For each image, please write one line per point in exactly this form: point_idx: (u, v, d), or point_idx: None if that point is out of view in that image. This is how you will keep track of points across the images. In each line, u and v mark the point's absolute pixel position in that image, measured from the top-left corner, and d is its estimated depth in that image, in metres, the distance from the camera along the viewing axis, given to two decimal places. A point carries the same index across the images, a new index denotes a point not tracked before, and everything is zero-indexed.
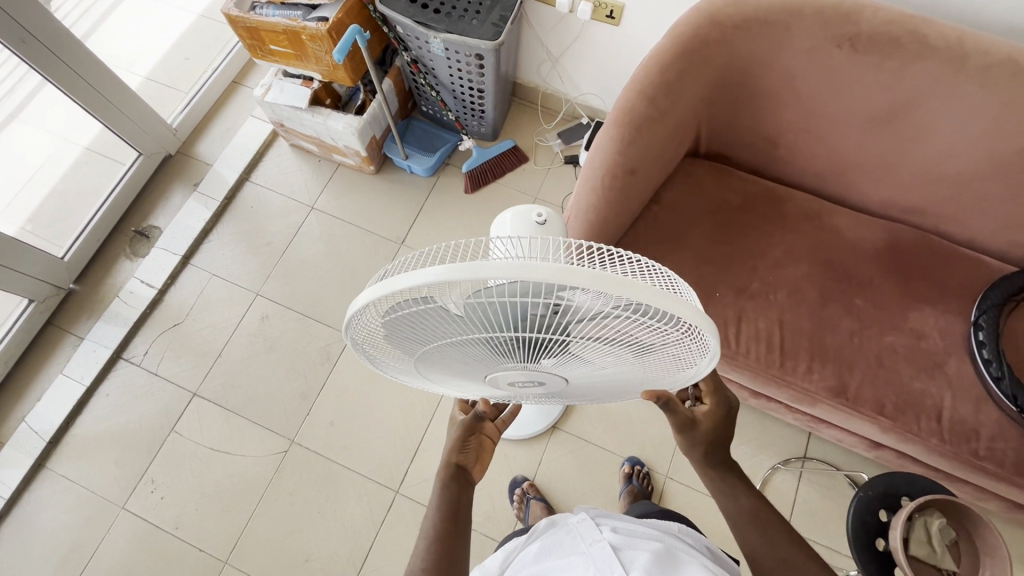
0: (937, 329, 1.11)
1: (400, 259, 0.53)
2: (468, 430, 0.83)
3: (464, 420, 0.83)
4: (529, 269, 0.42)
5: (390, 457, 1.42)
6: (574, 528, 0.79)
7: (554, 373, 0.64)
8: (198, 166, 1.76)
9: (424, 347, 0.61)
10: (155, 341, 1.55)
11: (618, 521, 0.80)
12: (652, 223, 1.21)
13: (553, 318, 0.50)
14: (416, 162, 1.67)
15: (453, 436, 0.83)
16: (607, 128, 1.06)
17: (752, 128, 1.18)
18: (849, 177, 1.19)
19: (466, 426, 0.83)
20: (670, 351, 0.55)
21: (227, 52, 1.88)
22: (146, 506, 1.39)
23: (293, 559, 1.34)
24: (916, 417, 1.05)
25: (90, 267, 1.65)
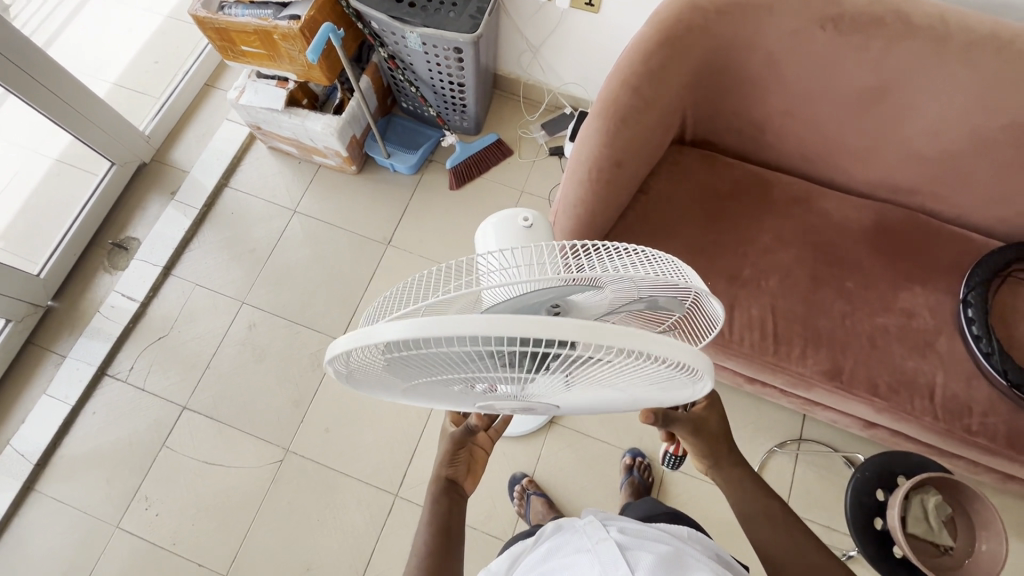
0: (928, 307, 1.11)
1: (392, 285, 0.53)
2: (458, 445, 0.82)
3: (453, 433, 0.82)
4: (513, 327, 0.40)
5: (387, 461, 1.41)
6: (580, 527, 0.78)
7: (548, 397, 0.63)
8: (174, 174, 1.72)
9: (415, 378, 0.59)
10: (141, 355, 1.51)
11: (624, 522, 0.79)
12: (641, 214, 1.20)
13: (543, 357, 0.48)
14: (398, 160, 1.64)
15: (443, 450, 0.82)
16: (592, 120, 1.04)
17: (738, 113, 1.17)
18: (836, 159, 1.18)
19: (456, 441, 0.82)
20: (664, 379, 0.54)
21: (197, 54, 1.83)
22: (141, 523, 1.36)
23: (295, 569, 1.32)
24: (910, 396, 1.06)
25: (68, 283, 1.60)
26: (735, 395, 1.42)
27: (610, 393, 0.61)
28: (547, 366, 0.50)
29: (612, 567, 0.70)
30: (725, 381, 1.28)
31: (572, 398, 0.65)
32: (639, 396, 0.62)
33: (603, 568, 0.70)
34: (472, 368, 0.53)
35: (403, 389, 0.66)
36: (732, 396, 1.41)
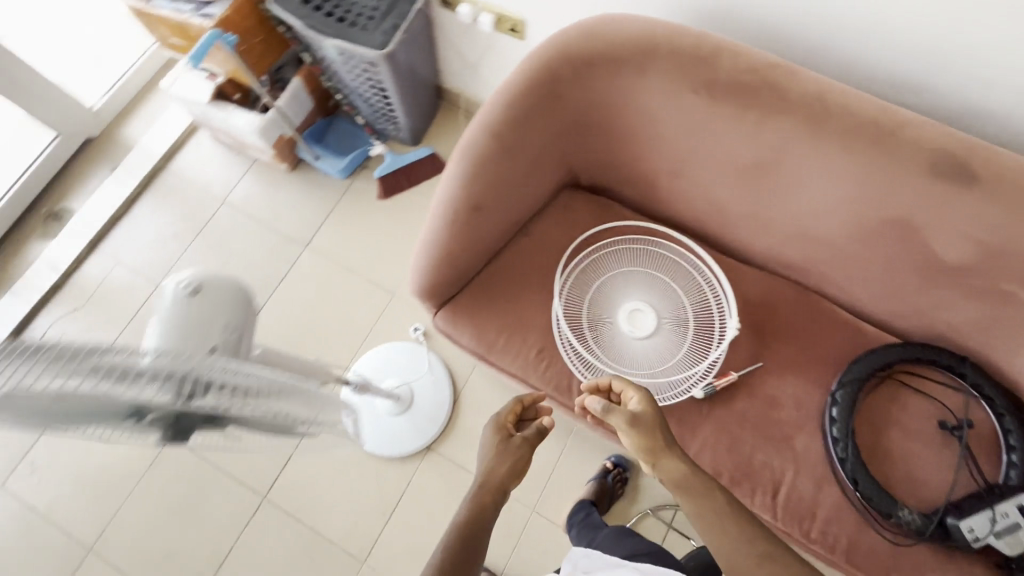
0: (793, 398, 1.04)
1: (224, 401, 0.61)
2: (521, 451, 0.90)
3: (498, 428, 0.92)
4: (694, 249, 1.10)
5: (262, 460, 1.44)
6: None
7: (650, 352, 1.08)
8: (120, 150, 1.76)
9: (600, 311, 1.11)
10: (57, 322, 1.57)
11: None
12: (516, 257, 1.14)
13: (671, 294, 1.11)
14: (327, 165, 1.63)
15: (508, 462, 0.88)
16: (456, 160, 1.00)
17: (627, 167, 1.11)
18: (728, 226, 1.11)
19: (512, 470, 0.88)
20: (707, 360, 1.04)
21: (142, 53, 1.80)
22: (25, 486, 1.43)
23: (156, 554, 1.38)
24: (753, 490, 1.00)
25: (5, 243, 1.66)
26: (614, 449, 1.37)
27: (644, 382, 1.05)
28: (655, 308, 1.10)
29: None
30: None
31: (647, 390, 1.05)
32: (675, 385, 1.04)
33: None
34: (628, 309, 1.10)
35: (569, 352, 1.06)
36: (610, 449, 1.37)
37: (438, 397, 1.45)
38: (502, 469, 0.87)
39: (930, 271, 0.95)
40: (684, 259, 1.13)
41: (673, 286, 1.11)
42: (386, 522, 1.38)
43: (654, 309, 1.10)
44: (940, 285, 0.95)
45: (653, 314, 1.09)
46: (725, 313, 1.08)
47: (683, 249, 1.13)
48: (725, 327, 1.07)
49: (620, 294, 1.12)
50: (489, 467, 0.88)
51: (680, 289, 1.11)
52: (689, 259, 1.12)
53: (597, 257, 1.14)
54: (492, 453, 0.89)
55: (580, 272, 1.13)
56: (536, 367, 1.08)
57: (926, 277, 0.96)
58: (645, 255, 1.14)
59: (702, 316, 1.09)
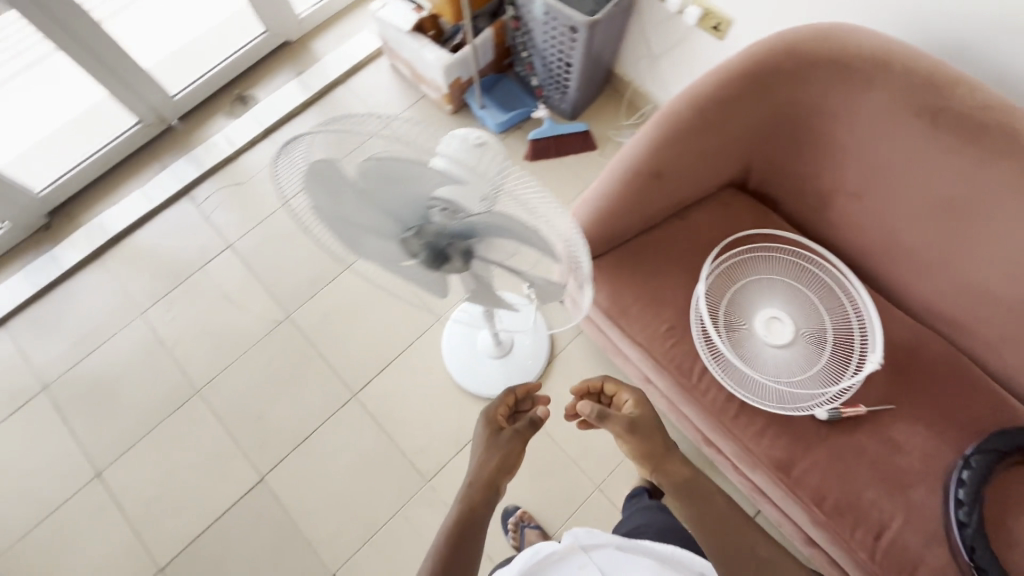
0: (920, 450, 1.00)
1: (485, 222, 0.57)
2: (511, 445, 0.92)
3: (489, 424, 0.95)
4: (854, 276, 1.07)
5: (360, 362, 1.53)
6: None
7: (775, 362, 1.08)
8: (308, 58, 1.93)
9: (739, 307, 1.11)
10: (219, 190, 1.75)
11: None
12: (668, 237, 1.16)
13: (814, 313, 1.10)
14: (489, 116, 1.73)
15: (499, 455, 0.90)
16: (650, 125, 1.04)
17: (806, 180, 1.11)
18: (894, 264, 1.08)
19: (504, 462, 0.90)
20: (837, 386, 1.01)
21: None
22: (159, 320, 1.60)
23: (250, 414, 1.50)
24: (855, 525, 0.97)
25: (195, 112, 1.87)
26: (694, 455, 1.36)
27: (764, 386, 1.05)
28: (794, 323, 1.09)
29: None
30: (684, 432, 1.25)
31: (765, 396, 1.05)
32: (796, 400, 1.04)
33: None
34: (768, 314, 1.10)
35: (699, 335, 1.08)
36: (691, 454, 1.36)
37: (535, 355, 1.49)
38: (492, 462, 0.89)
39: None
40: (838, 284, 1.11)
41: (819, 307, 1.10)
42: (456, 453, 1.44)
43: (794, 323, 1.09)
44: None
45: (791, 328, 1.08)
46: (868, 347, 1.05)
47: (840, 273, 1.11)
48: (864, 361, 1.04)
49: (763, 298, 1.12)
50: (479, 463, 0.89)
51: (825, 312, 1.10)
52: (843, 285, 1.10)
53: (751, 256, 1.15)
54: (482, 446, 0.92)
55: (729, 265, 1.14)
56: (661, 342, 1.10)
57: None
58: (797, 269, 1.14)
59: (841, 343, 1.07)
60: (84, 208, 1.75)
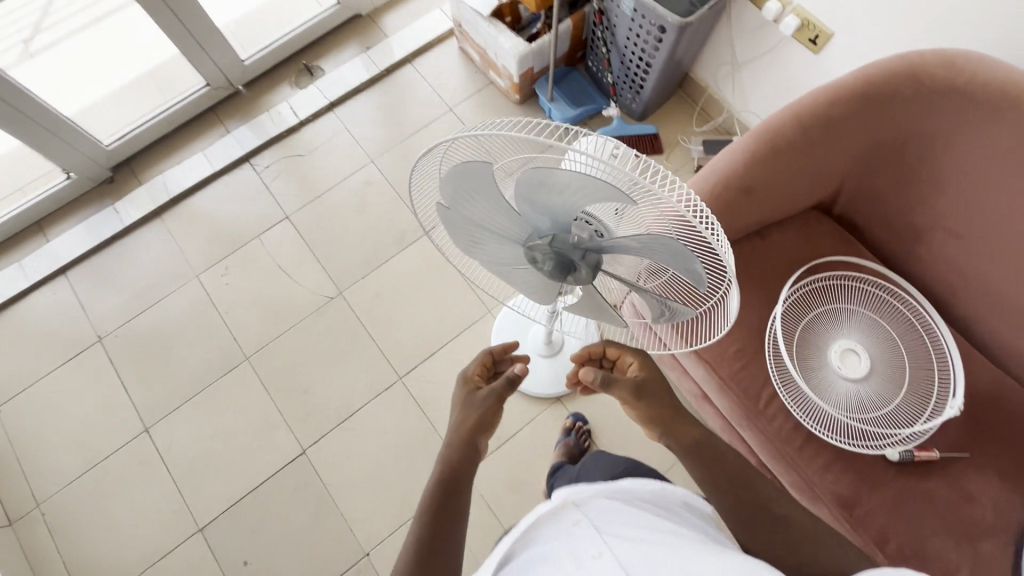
0: (993, 503, 0.97)
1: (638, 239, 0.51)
2: (489, 403, 0.80)
3: (464, 386, 0.85)
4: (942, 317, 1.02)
5: (408, 346, 1.53)
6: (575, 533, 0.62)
7: (847, 396, 1.04)
8: (377, 34, 1.91)
9: (812, 336, 1.09)
10: (279, 160, 1.75)
11: (645, 515, 0.65)
12: (746, 255, 1.12)
13: (894, 351, 1.06)
14: (557, 109, 1.69)
15: (478, 410, 0.80)
16: (747, 138, 1.01)
17: (901, 210, 1.07)
18: (985, 309, 1.04)
19: (484, 419, 0.79)
20: (911, 428, 0.98)
21: None
22: (213, 284, 1.61)
23: (296, 386, 1.51)
24: (917, 572, 0.94)
25: (261, 79, 1.87)
26: None
27: (833, 419, 1.03)
28: (871, 358, 1.06)
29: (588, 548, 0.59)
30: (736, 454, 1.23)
31: (833, 431, 1.02)
32: (867, 439, 1.01)
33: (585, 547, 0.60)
34: (844, 346, 1.06)
35: (770, 360, 1.06)
36: None
37: None
38: (471, 417, 0.79)
39: None
40: (922, 322, 1.06)
41: (899, 345, 1.06)
42: (496, 447, 1.43)
43: (871, 358, 1.05)
44: None
45: (868, 363, 1.05)
46: (949, 392, 1.01)
47: (924, 311, 1.06)
48: (943, 406, 1.00)
49: (840, 329, 1.08)
50: (456, 421, 0.79)
51: (905, 351, 1.05)
52: (927, 324, 1.05)
53: (831, 284, 1.11)
54: (459, 406, 0.82)
55: (807, 291, 1.11)
56: (729, 363, 1.08)
57: None
58: (878, 302, 1.10)
59: (919, 385, 1.03)
60: (148, 165, 1.77)
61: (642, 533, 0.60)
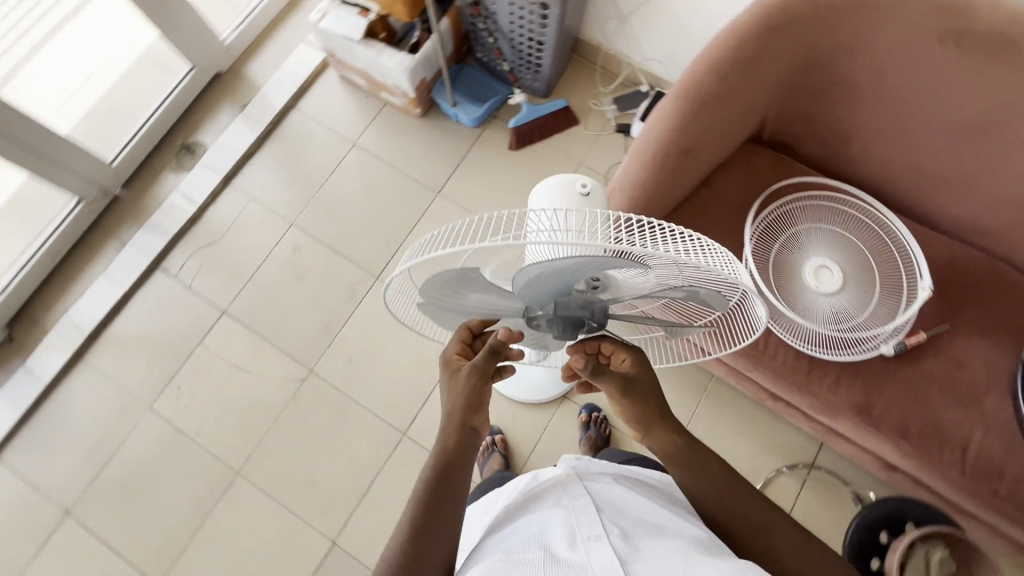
0: (982, 361, 1.05)
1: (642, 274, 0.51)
2: (475, 384, 0.68)
3: (448, 361, 0.71)
4: (893, 211, 1.08)
5: (400, 399, 1.47)
6: (571, 504, 0.69)
7: (831, 311, 1.09)
8: (247, 87, 1.75)
9: (786, 263, 1.11)
10: (192, 256, 1.59)
11: (638, 496, 0.72)
12: (700, 208, 1.13)
13: (859, 255, 1.11)
14: (463, 111, 1.62)
15: (463, 392, 0.67)
16: (669, 100, 1.00)
17: (825, 121, 1.10)
18: (923, 188, 1.10)
19: (471, 401, 0.68)
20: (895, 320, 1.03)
21: None
22: (171, 410, 1.47)
23: (302, 480, 1.42)
24: (941, 448, 1.01)
25: (137, 175, 1.68)
26: (753, 408, 1.39)
27: (826, 335, 1.07)
28: (841, 268, 1.10)
29: (584, 525, 0.65)
30: (747, 392, 1.26)
31: (829, 347, 1.06)
32: (860, 344, 1.06)
33: (574, 519, 0.66)
34: (817, 265, 1.10)
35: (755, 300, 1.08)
36: (750, 407, 1.38)
37: None
38: (457, 402, 0.67)
39: None
40: (872, 220, 1.12)
41: (861, 248, 1.11)
42: (522, 465, 1.40)
43: (841, 268, 1.10)
44: None
45: (841, 274, 1.09)
46: (916, 275, 1.07)
47: (873, 209, 1.11)
48: (915, 290, 1.06)
49: (808, 249, 1.12)
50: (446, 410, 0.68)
51: (868, 253, 1.11)
52: (879, 221, 1.11)
53: (788, 209, 1.13)
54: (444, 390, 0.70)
55: (769, 222, 1.13)
56: None
57: None
58: (832, 213, 1.14)
59: (888, 278, 1.09)
60: (46, 308, 1.57)
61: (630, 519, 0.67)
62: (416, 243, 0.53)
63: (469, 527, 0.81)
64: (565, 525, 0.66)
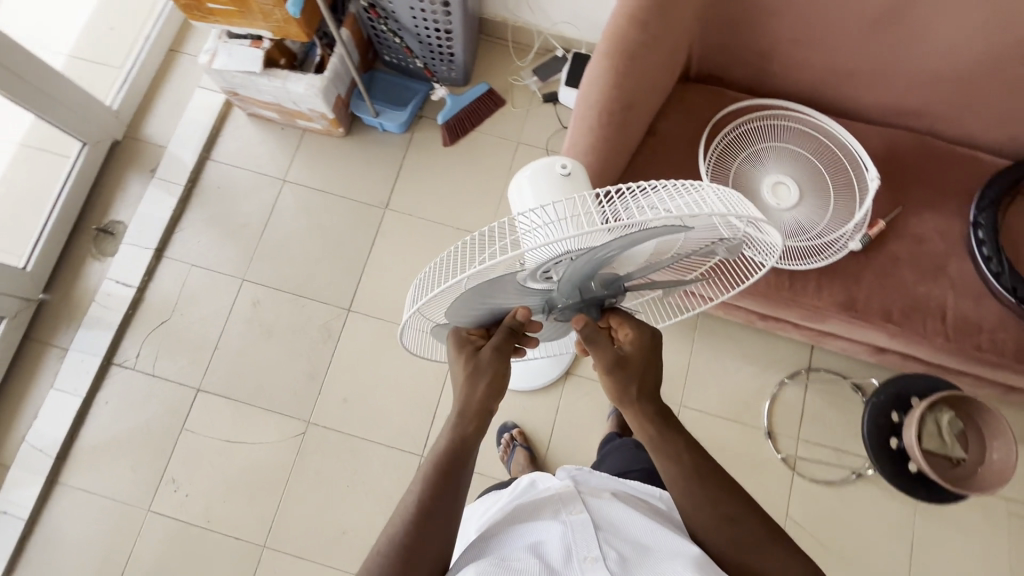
0: (937, 231, 1.12)
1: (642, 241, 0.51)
2: (497, 364, 0.64)
3: (458, 343, 0.65)
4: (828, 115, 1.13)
5: (408, 423, 1.43)
6: (568, 519, 0.67)
7: (798, 223, 1.12)
8: (151, 150, 1.62)
9: (745, 187, 1.13)
10: (146, 342, 1.48)
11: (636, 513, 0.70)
12: (650, 157, 1.14)
13: (808, 165, 1.15)
14: (388, 119, 1.55)
15: (483, 374, 0.63)
16: (600, 58, 0.99)
17: (745, 44, 1.13)
18: (846, 86, 1.15)
19: (495, 386, 0.64)
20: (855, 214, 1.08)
21: (142, 44, 1.65)
22: (173, 505, 1.38)
23: (332, 533, 1.36)
24: (924, 320, 1.08)
25: (57, 273, 1.54)
26: (743, 331, 1.44)
27: (798, 246, 1.11)
28: (795, 180, 1.14)
29: (583, 545, 0.63)
30: (737, 319, 1.30)
31: (803, 257, 1.10)
32: (830, 246, 1.10)
33: (573, 536, 0.64)
34: (773, 183, 1.13)
35: None
36: (740, 331, 1.43)
37: None
38: (480, 390, 0.63)
39: None
40: (810, 128, 1.16)
41: (809, 157, 1.15)
42: (545, 451, 1.40)
43: (794, 180, 1.14)
44: None
45: (796, 185, 1.13)
46: (862, 168, 1.13)
47: (808, 118, 1.16)
48: (864, 182, 1.12)
49: (762, 169, 1.14)
50: (461, 393, 0.63)
51: (815, 161, 1.15)
52: (816, 128, 1.16)
53: (733, 136, 1.16)
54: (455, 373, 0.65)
55: (720, 153, 1.15)
56: None
57: None
58: (774, 131, 1.17)
59: (838, 178, 1.14)
60: None
61: (631, 540, 0.65)
62: (422, 275, 0.56)
63: (468, 524, 0.80)
64: (562, 541, 0.64)
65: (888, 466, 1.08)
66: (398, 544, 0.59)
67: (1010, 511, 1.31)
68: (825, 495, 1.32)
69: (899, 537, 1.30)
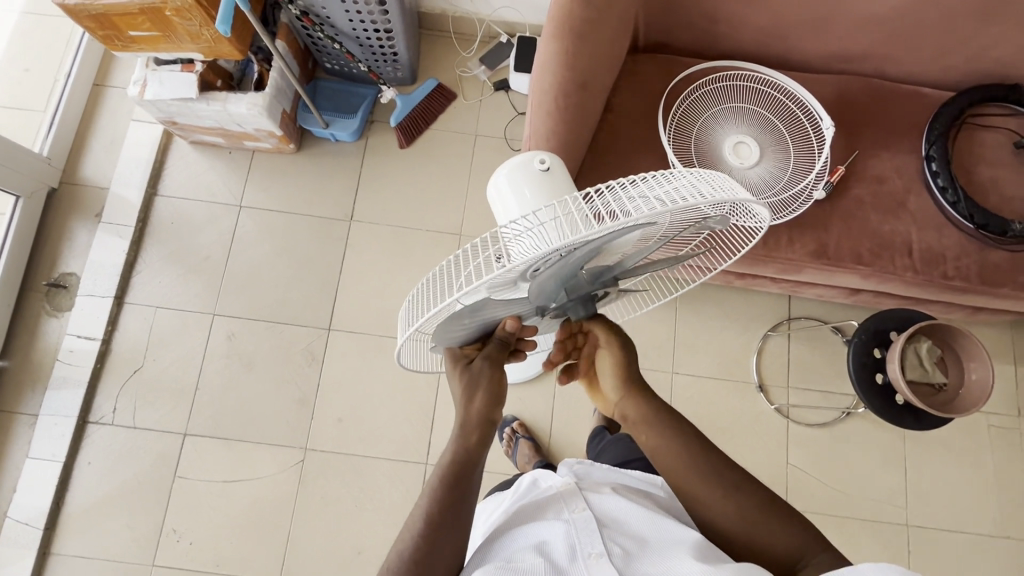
0: (894, 169, 1.15)
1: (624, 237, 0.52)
2: (491, 374, 0.63)
3: (452, 357, 0.65)
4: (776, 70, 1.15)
5: (407, 433, 1.41)
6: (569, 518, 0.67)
7: (764, 180, 1.13)
8: (92, 193, 1.53)
9: (708, 151, 1.14)
10: (121, 394, 1.42)
11: (638, 506, 0.70)
12: (612, 133, 1.14)
13: (765, 122, 1.17)
14: (339, 129, 1.51)
15: (479, 385, 0.63)
16: (548, 41, 0.98)
17: (688, 9, 1.13)
18: (791, 39, 1.17)
19: (493, 394, 0.63)
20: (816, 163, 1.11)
21: (63, 83, 1.55)
22: (178, 556, 1.33)
23: (348, 554, 1.34)
24: (892, 257, 1.11)
25: (12, 337, 1.45)
26: (723, 292, 1.46)
27: (767, 202, 1.12)
28: (755, 138, 1.15)
29: (586, 542, 0.63)
30: (717, 281, 1.32)
31: (774, 211, 1.11)
32: (797, 198, 1.12)
33: (575, 534, 0.65)
34: (735, 144, 1.14)
35: None
36: (720, 292, 1.46)
37: None
38: (478, 400, 0.62)
39: (983, 12, 1.07)
40: (761, 84, 1.18)
41: (765, 114, 1.17)
42: (548, 438, 1.40)
43: (754, 138, 1.15)
44: (992, 22, 1.08)
45: (756, 143, 1.14)
46: (816, 118, 1.15)
47: (758, 75, 1.18)
48: (820, 131, 1.14)
49: (722, 132, 1.15)
50: (459, 405, 0.63)
51: (771, 116, 1.17)
52: (768, 84, 1.17)
53: (689, 103, 1.16)
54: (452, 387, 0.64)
55: (679, 121, 1.15)
56: None
57: (976, 19, 1.08)
58: (728, 93, 1.18)
59: (795, 130, 1.16)
60: None
61: (634, 536, 0.65)
62: (413, 293, 0.56)
63: (473, 531, 0.80)
64: (565, 539, 0.64)
65: (879, 401, 1.10)
66: (411, 562, 0.58)
67: (990, 423, 1.38)
68: (821, 437, 1.37)
69: (892, 465, 1.35)
